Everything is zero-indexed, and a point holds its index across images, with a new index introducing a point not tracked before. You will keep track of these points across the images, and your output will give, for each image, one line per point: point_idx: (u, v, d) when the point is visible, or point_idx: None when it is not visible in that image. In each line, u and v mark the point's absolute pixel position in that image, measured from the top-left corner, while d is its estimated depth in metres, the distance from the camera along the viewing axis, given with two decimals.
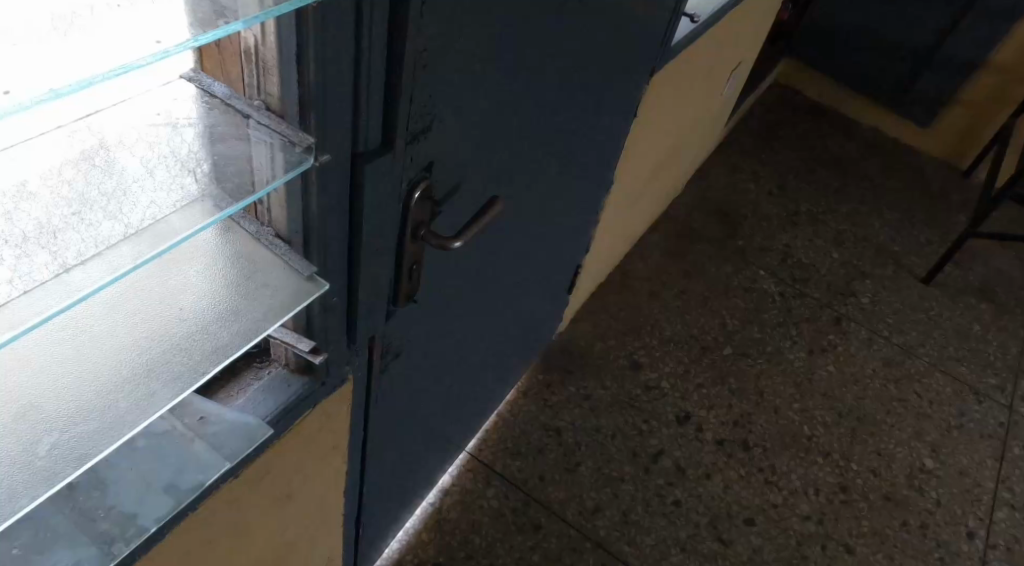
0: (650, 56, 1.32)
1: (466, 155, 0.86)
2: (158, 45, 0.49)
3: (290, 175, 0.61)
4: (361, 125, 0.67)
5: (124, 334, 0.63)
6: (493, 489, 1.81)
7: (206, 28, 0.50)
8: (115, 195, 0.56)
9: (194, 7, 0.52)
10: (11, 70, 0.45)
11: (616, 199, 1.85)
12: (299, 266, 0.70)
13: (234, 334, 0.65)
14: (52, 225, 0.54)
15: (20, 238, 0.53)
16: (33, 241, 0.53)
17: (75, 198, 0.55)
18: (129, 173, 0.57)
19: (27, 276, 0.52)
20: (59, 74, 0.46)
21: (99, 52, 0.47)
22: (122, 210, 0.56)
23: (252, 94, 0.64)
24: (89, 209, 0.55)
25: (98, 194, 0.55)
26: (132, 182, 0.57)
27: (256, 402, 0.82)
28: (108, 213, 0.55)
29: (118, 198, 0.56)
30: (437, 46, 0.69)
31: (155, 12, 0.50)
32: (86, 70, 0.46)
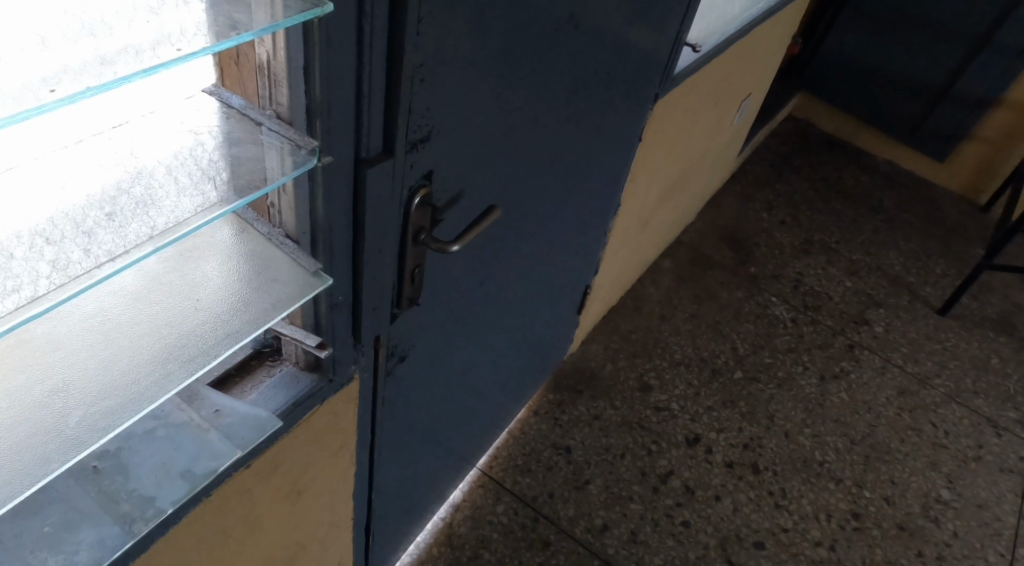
0: (649, 82, 1.39)
1: (466, 166, 0.92)
2: (179, 52, 0.56)
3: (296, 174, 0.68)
4: (363, 131, 0.73)
5: (147, 324, 0.68)
6: (502, 505, 1.85)
7: (222, 37, 0.58)
8: (142, 199, 0.63)
9: (214, 21, 0.59)
10: (54, 69, 0.53)
11: (626, 222, 1.92)
12: (306, 263, 0.76)
13: (245, 321, 0.70)
14: (86, 224, 0.61)
15: (59, 236, 0.60)
16: (70, 239, 0.60)
17: (108, 202, 0.62)
18: (156, 179, 0.64)
19: (63, 268, 0.59)
20: (93, 77, 0.53)
21: (128, 60, 0.54)
22: (147, 212, 0.62)
23: (265, 105, 0.70)
24: (120, 212, 0.62)
25: (128, 199, 0.62)
26: (158, 189, 0.64)
27: (267, 397, 0.87)
28: (135, 213, 0.62)
29: (145, 201, 0.63)
30: (434, 62, 0.76)
31: (179, 28, 0.57)
32: (121, 75, 0.53)
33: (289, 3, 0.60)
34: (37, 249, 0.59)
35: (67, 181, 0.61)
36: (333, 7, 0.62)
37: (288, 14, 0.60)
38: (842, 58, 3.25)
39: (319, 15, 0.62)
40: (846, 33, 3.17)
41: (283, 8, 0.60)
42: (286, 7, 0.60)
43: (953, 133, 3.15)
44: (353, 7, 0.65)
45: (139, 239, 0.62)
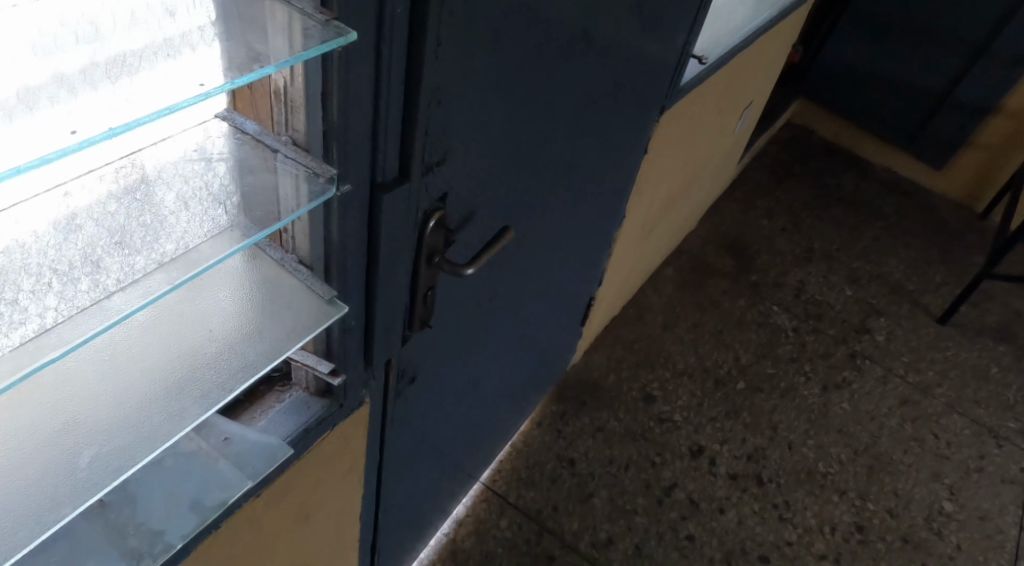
0: (657, 94, 1.38)
1: (479, 186, 0.90)
2: (201, 88, 0.53)
3: (314, 204, 0.66)
4: (380, 156, 0.71)
5: (160, 358, 0.66)
6: (506, 519, 1.83)
7: (241, 72, 0.55)
8: (151, 226, 0.61)
9: (232, 54, 0.56)
10: (72, 110, 0.50)
11: (630, 233, 1.90)
12: (320, 290, 0.74)
13: (259, 353, 0.68)
14: (95, 254, 0.59)
15: (68, 266, 0.58)
16: (79, 269, 0.58)
17: (118, 231, 0.60)
18: (166, 206, 0.62)
19: (71, 297, 0.57)
20: (113, 117, 0.50)
21: (146, 94, 0.52)
22: (156, 240, 0.61)
23: (280, 131, 0.69)
24: (130, 240, 0.60)
25: (137, 225, 0.60)
26: (168, 215, 0.62)
27: (277, 423, 0.86)
28: (144, 242, 0.60)
29: (154, 228, 0.61)
30: (452, 84, 0.74)
31: (196, 58, 0.55)
32: (141, 110, 0.51)
33: (311, 32, 0.57)
34: (44, 281, 0.57)
35: (77, 210, 0.59)
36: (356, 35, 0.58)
37: (310, 43, 0.57)
38: (841, 65, 3.25)
39: (343, 45, 0.58)
40: (846, 40, 3.17)
41: (304, 38, 0.57)
42: (308, 37, 0.57)
43: (952, 141, 3.14)
44: (372, 33, 0.63)
45: (146, 268, 0.60)
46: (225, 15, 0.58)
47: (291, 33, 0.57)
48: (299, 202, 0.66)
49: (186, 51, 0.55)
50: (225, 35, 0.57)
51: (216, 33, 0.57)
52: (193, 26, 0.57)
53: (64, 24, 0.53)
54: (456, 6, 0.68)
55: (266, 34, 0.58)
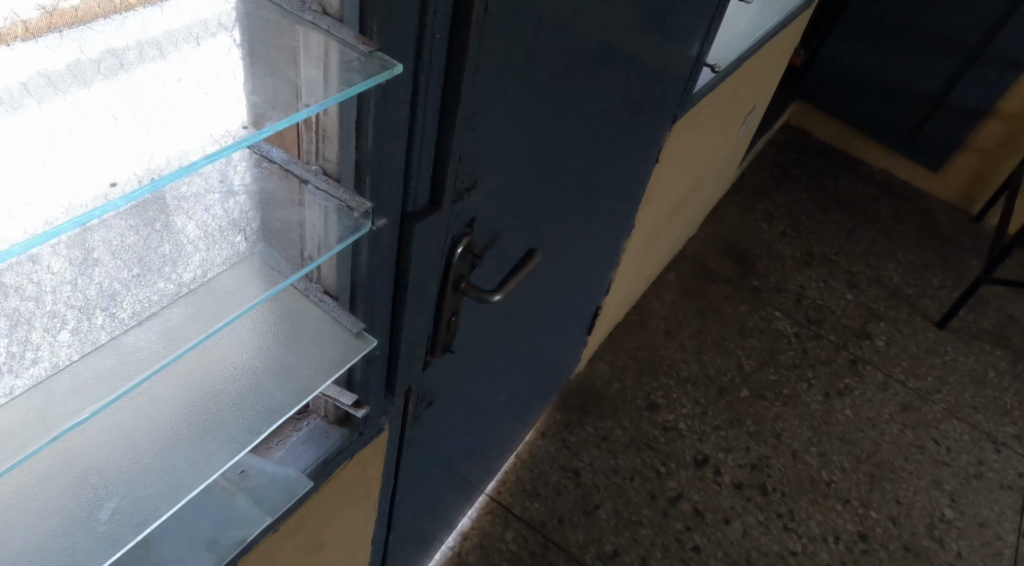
0: (670, 104, 1.35)
1: (505, 209, 0.88)
2: (245, 132, 0.50)
3: (347, 241, 0.63)
4: (412, 184, 0.68)
5: (184, 398, 0.63)
6: (511, 532, 1.80)
7: (284, 113, 0.52)
8: (170, 257, 0.57)
9: (273, 93, 0.53)
10: (105, 153, 0.46)
11: (636, 241, 1.88)
12: (348, 323, 0.71)
13: (285, 393, 0.65)
14: (114, 290, 0.55)
15: (84, 303, 0.54)
16: (96, 306, 0.54)
17: (137, 262, 0.56)
18: (186, 236, 0.58)
19: (85, 334, 0.54)
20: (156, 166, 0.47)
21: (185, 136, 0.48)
22: (173, 268, 0.57)
23: (309, 159, 0.65)
24: (148, 272, 0.56)
25: (156, 258, 0.57)
26: (188, 245, 0.58)
27: (296, 454, 0.83)
28: (162, 273, 0.56)
29: (173, 260, 0.57)
30: (485, 109, 0.71)
31: (225, 90, 0.51)
32: (178, 155, 0.48)
33: (357, 66, 0.55)
34: (57, 318, 0.53)
35: (93, 244, 0.55)
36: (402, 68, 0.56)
37: (355, 78, 0.54)
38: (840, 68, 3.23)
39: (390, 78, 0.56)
40: (845, 43, 3.15)
41: (347, 72, 0.54)
42: (354, 71, 0.54)
43: (948, 144, 3.13)
44: (408, 61, 0.59)
45: (164, 297, 0.56)
46: (257, 45, 0.54)
47: (331, 65, 0.54)
48: (328, 239, 0.63)
49: (213, 79, 0.51)
50: (260, 70, 0.54)
51: (249, 68, 0.53)
52: (220, 49, 0.52)
53: (81, 48, 0.48)
54: (493, 30, 0.65)
55: (303, 65, 0.54)
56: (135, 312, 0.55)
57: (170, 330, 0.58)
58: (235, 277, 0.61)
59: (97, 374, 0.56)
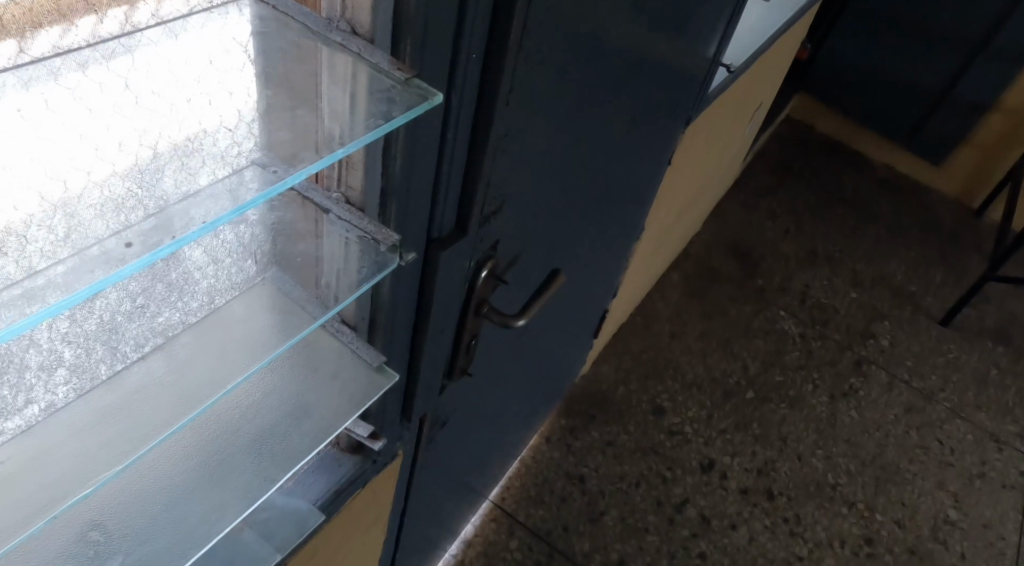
0: (686, 107, 1.30)
1: (527, 226, 0.84)
2: (278, 177, 0.48)
3: (373, 278, 0.58)
4: (438, 211, 0.64)
5: (195, 448, 0.59)
6: (516, 540, 1.77)
7: (318, 155, 0.50)
8: (176, 287, 0.54)
9: (300, 128, 0.51)
10: (113, 188, 0.45)
11: (645, 243, 1.83)
12: (369, 356, 0.66)
13: (301, 435, 0.61)
14: (116, 323, 0.51)
15: (84, 337, 0.50)
16: (96, 340, 0.50)
17: (139, 292, 0.53)
18: (193, 264, 0.54)
19: (85, 372, 0.50)
20: (176, 219, 0.44)
21: (197, 173, 0.47)
22: (180, 297, 0.53)
23: (330, 186, 0.60)
24: (152, 302, 0.53)
25: (162, 288, 0.53)
26: (194, 271, 0.54)
27: (306, 485, 0.78)
28: (168, 303, 0.53)
29: (179, 289, 0.53)
30: (516, 129, 0.66)
31: (235, 112, 0.50)
32: (196, 198, 0.45)
33: (395, 97, 0.51)
34: (54, 354, 0.49)
35: None
36: (441, 97, 0.53)
37: (388, 109, 0.51)
38: (845, 63, 3.19)
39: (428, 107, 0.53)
40: (850, 38, 3.11)
41: (378, 102, 0.51)
42: (393, 103, 0.51)
43: (951, 139, 3.10)
44: (436, 81, 0.55)
45: (170, 328, 0.52)
46: (281, 68, 0.52)
47: (361, 96, 0.51)
48: (350, 278, 0.59)
49: (225, 99, 0.49)
50: (284, 97, 0.52)
51: (272, 94, 0.52)
52: (234, 68, 0.50)
53: (85, 68, 0.45)
54: (530, 45, 0.60)
55: (330, 92, 0.52)
56: (138, 345, 0.51)
57: (175, 363, 0.55)
58: (242, 311, 0.58)
59: (99, 410, 0.53)
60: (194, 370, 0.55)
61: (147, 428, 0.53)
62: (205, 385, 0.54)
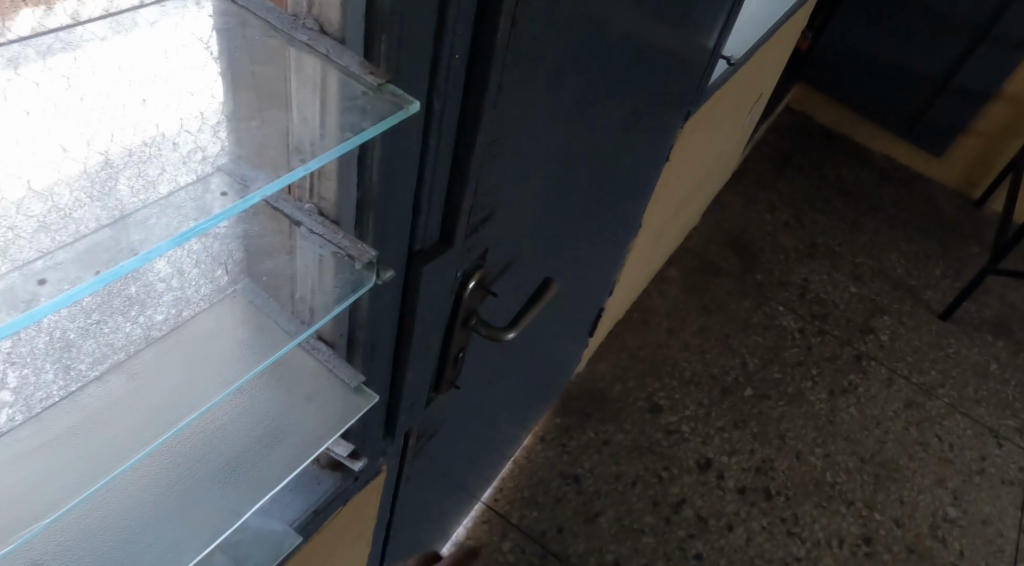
0: (686, 101, 1.25)
1: (518, 232, 0.80)
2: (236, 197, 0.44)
3: (348, 299, 0.54)
4: (421, 222, 0.60)
5: (160, 478, 0.56)
6: (509, 542, 1.74)
7: (275, 175, 0.45)
8: (136, 299, 0.50)
9: (266, 140, 0.47)
10: (55, 198, 0.41)
11: (642, 240, 1.79)
12: (347, 377, 0.63)
13: (269, 466, 0.58)
14: (68, 340, 0.48)
15: (31, 355, 0.46)
16: (45, 358, 0.47)
17: (94, 307, 0.49)
18: (154, 275, 0.51)
19: (32, 393, 0.46)
20: (123, 240, 0.40)
21: (151, 185, 0.43)
22: (140, 311, 0.50)
23: (302, 196, 0.55)
24: (109, 317, 0.49)
25: (120, 301, 0.50)
26: (157, 283, 0.51)
27: (282, 505, 0.74)
28: (127, 318, 0.50)
29: (139, 302, 0.50)
30: (506, 134, 0.62)
31: (196, 114, 0.46)
32: (149, 217, 0.41)
33: (370, 105, 0.47)
34: None
35: None
36: (418, 105, 0.48)
37: (358, 120, 0.47)
38: (846, 53, 3.13)
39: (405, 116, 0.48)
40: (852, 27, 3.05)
41: (348, 112, 0.47)
42: (366, 113, 0.47)
43: (952, 129, 3.05)
44: (416, 83, 0.50)
45: (129, 343, 0.49)
46: (246, 68, 0.47)
47: (331, 104, 0.47)
48: (325, 295, 0.55)
49: (186, 101, 0.46)
50: (248, 102, 0.48)
51: (236, 97, 0.47)
52: (194, 65, 0.46)
53: (21, 65, 0.41)
54: (520, 41, 0.56)
55: (300, 98, 0.48)
56: (94, 362, 0.48)
57: (137, 377, 0.52)
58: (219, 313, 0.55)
59: (54, 434, 0.49)
60: (155, 385, 0.52)
61: (107, 450, 0.50)
62: (169, 401, 0.51)
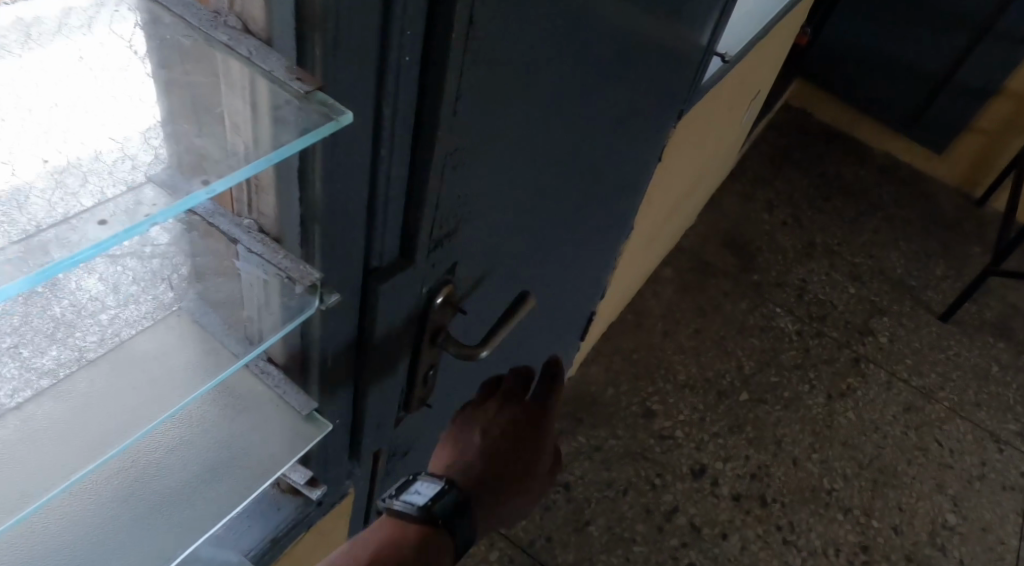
0: (679, 100, 1.19)
1: (491, 244, 0.76)
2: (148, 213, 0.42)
3: (290, 324, 0.55)
4: (376, 241, 0.59)
5: (103, 502, 0.58)
6: (497, 551, 1.71)
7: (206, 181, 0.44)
8: (65, 321, 0.51)
9: (196, 142, 0.46)
10: None
11: (635, 242, 1.74)
12: (299, 405, 0.63)
13: (206, 507, 0.60)
14: None
15: None
16: None
17: (21, 329, 0.50)
18: (86, 294, 0.51)
19: None
20: (27, 257, 0.39)
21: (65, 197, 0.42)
22: (69, 334, 0.51)
23: (242, 212, 0.56)
24: (34, 338, 0.50)
25: (50, 321, 0.50)
26: (89, 303, 0.51)
27: (237, 533, 0.70)
28: (56, 339, 0.50)
29: (69, 323, 0.51)
30: (472, 145, 0.60)
31: (119, 119, 0.45)
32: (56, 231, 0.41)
33: (296, 118, 0.45)
34: None
35: None
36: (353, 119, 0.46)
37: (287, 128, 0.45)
38: (845, 48, 3.08)
39: (336, 128, 0.46)
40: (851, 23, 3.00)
41: (277, 121, 0.45)
42: (289, 127, 0.45)
43: (954, 126, 3.00)
44: (358, 92, 0.48)
45: (56, 367, 0.51)
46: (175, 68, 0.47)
47: (259, 115, 0.45)
48: (274, 316, 0.56)
49: (107, 104, 0.45)
50: (178, 104, 0.47)
51: (167, 96, 0.46)
52: (117, 68, 0.46)
53: None
54: (474, 38, 0.52)
55: (230, 103, 0.46)
56: (39, 376, 0.50)
57: (83, 395, 0.53)
58: (165, 329, 0.56)
59: None
60: (97, 407, 0.53)
61: (31, 473, 0.51)
62: (108, 419, 0.53)
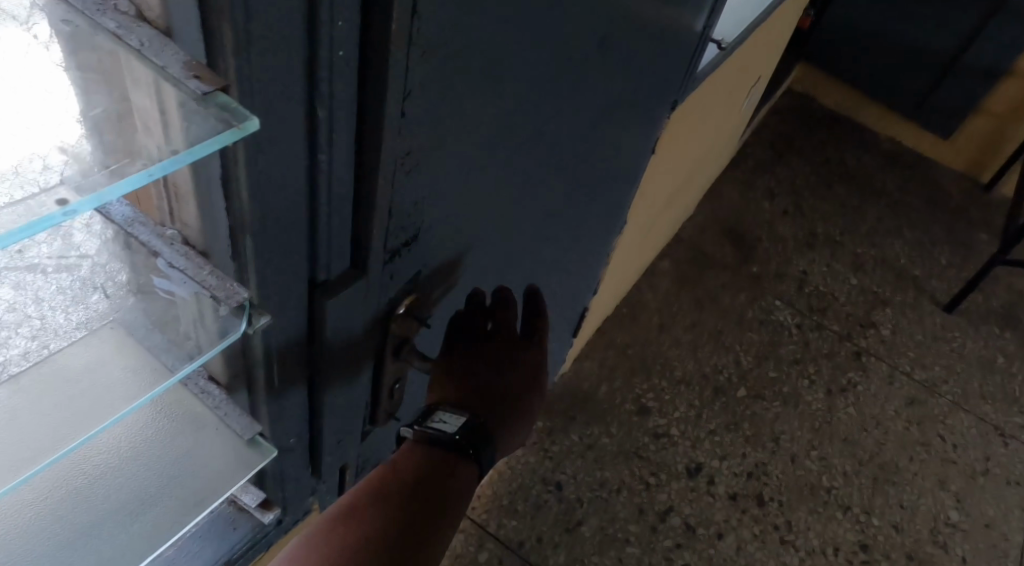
0: (672, 88, 1.14)
1: (443, 234, 0.75)
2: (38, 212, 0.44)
3: (218, 344, 0.59)
4: (319, 255, 0.62)
5: (53, 505, 0.66)
6: (486, 552, 1.67)
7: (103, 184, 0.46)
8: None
9: (114, 142, 0.49)
10: None
11: (630, 233, 1.69)
12: (240, 428, 0.71)
13: (152, 522, 0.68)
14: None
15: None
16: None
17: None
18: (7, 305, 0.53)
19: None
20: None
21: None
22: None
23: (165, 221, 0.59)
24: None
25: None
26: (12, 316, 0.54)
27: (189, 552, 0.77)
28: None
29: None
30: (425, 147, 0.63)
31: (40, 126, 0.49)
32: None
33: (205, 121, 0.48)
34: None
35: None
36: (257, 122, 0.48)
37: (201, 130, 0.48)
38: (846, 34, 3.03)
39: (241, 132, 0.48)
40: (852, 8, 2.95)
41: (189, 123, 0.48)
42: (199, 126, 0.48)
43: (959, 111, 2.94)
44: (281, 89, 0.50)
45: None
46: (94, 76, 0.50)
47: (169, 118, 0.48)
48: (209, 331, 0.59)
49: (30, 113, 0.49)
50: (94, 107, 0.50)
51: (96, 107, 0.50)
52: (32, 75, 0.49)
53: None
54: (402, 24, 0.52)
55: (142, 108, 0.49)
56: None
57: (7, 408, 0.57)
58: (99, 342, 0.60)
59: None
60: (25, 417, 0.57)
61: None
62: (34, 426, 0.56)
